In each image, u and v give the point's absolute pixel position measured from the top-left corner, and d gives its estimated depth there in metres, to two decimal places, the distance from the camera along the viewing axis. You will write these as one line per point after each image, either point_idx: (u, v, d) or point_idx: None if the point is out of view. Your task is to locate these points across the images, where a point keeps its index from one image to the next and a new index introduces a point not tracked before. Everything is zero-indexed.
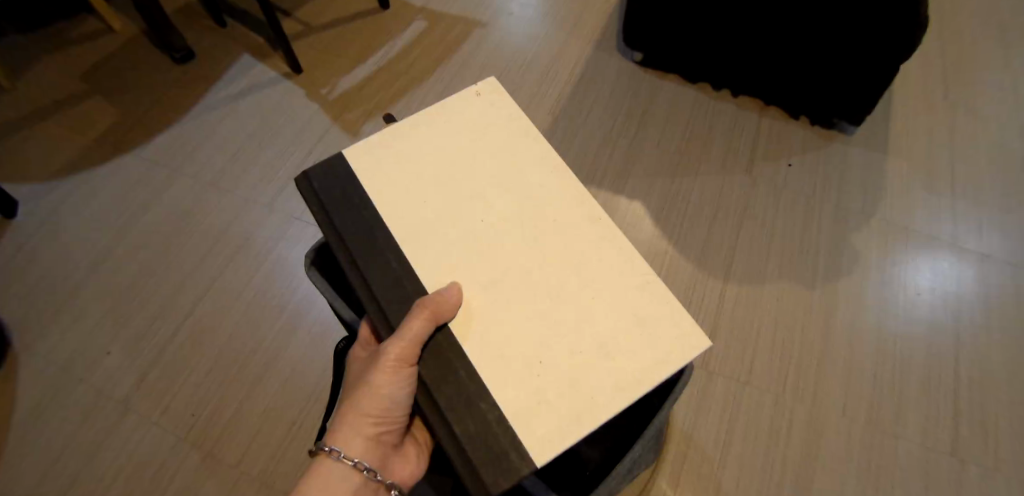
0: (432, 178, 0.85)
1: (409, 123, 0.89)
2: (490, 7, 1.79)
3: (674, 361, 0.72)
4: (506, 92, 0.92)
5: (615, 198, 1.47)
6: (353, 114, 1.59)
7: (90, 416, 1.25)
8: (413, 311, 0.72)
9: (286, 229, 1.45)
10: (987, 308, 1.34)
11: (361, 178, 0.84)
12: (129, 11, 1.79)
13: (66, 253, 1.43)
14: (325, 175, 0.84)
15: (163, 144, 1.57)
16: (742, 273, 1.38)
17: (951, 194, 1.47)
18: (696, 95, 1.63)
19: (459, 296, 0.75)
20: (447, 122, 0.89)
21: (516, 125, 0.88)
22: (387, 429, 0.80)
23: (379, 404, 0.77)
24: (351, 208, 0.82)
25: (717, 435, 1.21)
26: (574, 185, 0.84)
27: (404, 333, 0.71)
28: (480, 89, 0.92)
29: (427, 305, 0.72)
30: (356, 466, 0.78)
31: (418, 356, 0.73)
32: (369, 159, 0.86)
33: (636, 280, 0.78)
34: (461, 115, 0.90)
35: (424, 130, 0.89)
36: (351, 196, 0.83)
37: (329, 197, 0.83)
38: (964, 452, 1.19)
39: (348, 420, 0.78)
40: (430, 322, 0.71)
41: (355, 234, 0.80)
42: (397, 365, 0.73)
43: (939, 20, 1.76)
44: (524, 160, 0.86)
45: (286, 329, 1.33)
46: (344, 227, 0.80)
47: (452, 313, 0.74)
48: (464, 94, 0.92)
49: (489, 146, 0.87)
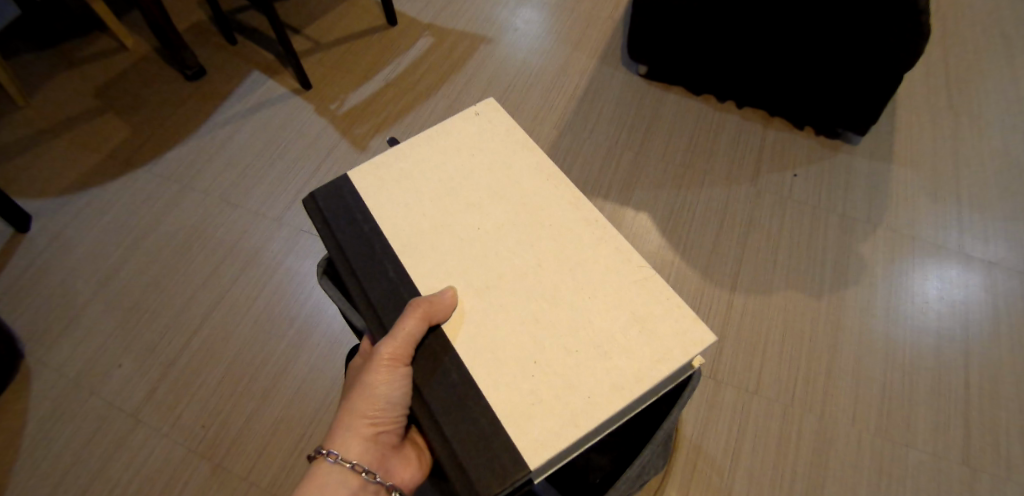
0: (431, 191, 0.86)
1: (409, 145, 0.91)
2: (495, 23, 1.82)
3: (676, 357, 0.72)
4: (502, 108, 0.93)
5: (621, 209, 1.48)
6: (361, 129, 1.61)
7: (101, 428, 1.26)
8: (405, 311, 0.73)
9: (295, 242, 1.46)
10: (996, 314, 1.34)
11: (363, 194, 0.86)
12: (140, 29, 1.83)
13: (77, 267, 1.45)
14: (328, 194, 0.86)
15: (173, 159, 1.59)
16: (748, 283, 1.38)
17: (957, 202, 1.48)
18: (700, 107, 1.64)
19: (453, 300, 0.76)
20: (446, 140, 0.91)
21: (514, 140, 0.90)
22: (384, 430, 0.79)
23: (374, 404, 0.77)
24: (352, 223, 0.84)
25: (727, 445, 1.21)
26: (570, 190, 0.85)
27: (397, 331, 0.72)
28: (478, 109, 0.93)
29: (420, 304, 0.73)
30: (353, 469, 0.77)
31: (411, 355, 0.74)
32: (371, 177, 0.88)
33: (632, 277, 0.78)
34: (458, 133, 0.91)
35: (424, 150, 0.90)
36: (352, 210, 0.85)
37: (331, 213, 0.84)
38: (976, 462, 1.19)
39: (345, 421, 0.78)
40: (423, 320, 0.73)
41: (355, 245, 0.82)
42: (391, 364, 0.73)
43: (941, 31, 1.77)
44: (519, 169, 0.87)
45: (296, 341, 1.34)
46: (344, 238, 0.83)
47: (445, 315, 0.75)
48: (463, 115, 0.93)
49: (486, 160, 0.88)
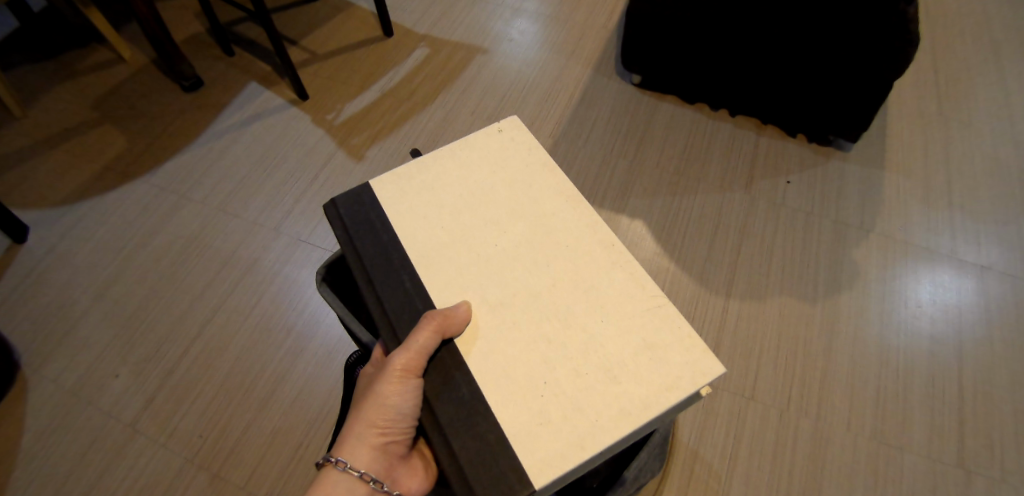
0: (450, 205, 0.87)
1: (432, 156, 0.92)
2: (491, 33, 1.84)
3: (684, 387, 0.72)
4: (525, 128, 0.94)
5: (616, 217, 1.50)
6: (358, 139, 1.62)
7: (98, 439, 1.26)
8: (419, 323, 0.74)
9: (293, 252, 1.47)
10: (988, 317, 1.35)
11: (383, 203, 0.87)
12: (138, 41, 1.84)
13: (75, 278, 1.45)
14: (350, 201, 0.87)
15: (171, 170, 1.60)
16: (743, 289, 1.40)
17: (949, 207, 1.49)
18: (693, 115, 1.66)
19: (468, 313, 0.77)
20: (468, 154, 0.92)
21: (533, 159, 0.91)
22: (393, 440, 0.80)
23: (384, 414, 0.77)
24: (370, 231, 0.85)
25: (723, 450, 1.22)
26: (589, 214, 0.85)
27: (411, 343, 0.73)
28: (502, 127, 0.95)
29: (435, 318, 0.74)
30: (362, 478, 0.77)
31: (423, 367, 0.75)
32: (392, 187, 0.89)
33: (647, 304, 0.78)
34: (481, 149, 0.93)
35: (445, 163, 0.91)
36: (372, 219, 0.86)
37: (352, 219, 0.86)
38: (970, 464, 1.19)
39: (355, 430, 0.79)
40: (436, 334, 0.74)
41: (373, 254, 0.83)
42: (403, 375, 0.74)
43: (930, 37, 1.80)
44: (538, 190, 0.88)
45: (294, 350, 1.35)
46: (363, 246, 0.83)
47: (459, 330, 0.76)
48: (486, 131, 0.95)
49: (505, 178, 0.89)
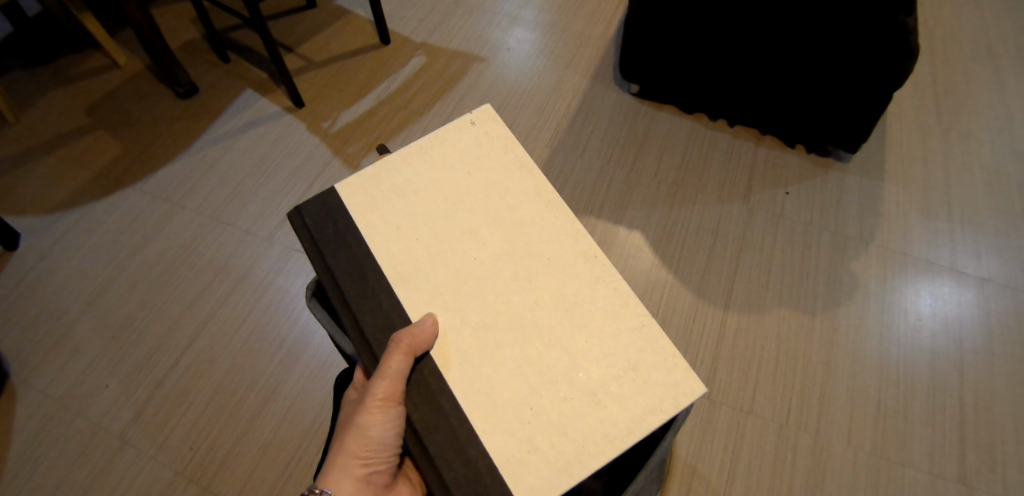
0: (425, 215, 0.85)
1: (402, 156, 0.90)
2: (489, 41, 1.83)
3: (667, 410, 0.71)
4: (501, 120, 0.92)
5: (613, 228, 1.48)
6: (354, 147, 1.61)
7: (86, 452, 1.23)
8: (390, 348, 0.72)
9: (287, 261, 1.45)
10: (989, 331, 1.34)
11: (354, 213, 0.85)
12: (132, 47, 1.83)
13: (65, 286, 1.43)
14: (318, 212, 0.85)
15: (164, 177, 1.59)
16: (742, 301, 1.38)
17: (949, 219, 1.48)
18: (692, 125, 1.65)
19: (434, 326, 0.75)
20: (443, 154, 0.89)
21: (513, 160, 0.89)
22: (376, 469, 0.79)
23: (367, 444, 0.77)
24: (346, 246, 0.83)
25: (721, 466, 1.20)
26: (568, 223, 0.84)
27: (385, 371, 0.72)
28: (475, 117, 0.92)
29: (403, 340, 0.72)
30: None
31: (402, 395, 0.74)
32: (361, 194, 0.86)
33: (630, 321, 0.77)
34: (455, 148, 0.90)
35: (419, 165, 0.89)
36: (345, 236, 0.83)
37: (323, 235, 0.84)
38: (972, 481, 1.18)
39: (338, 461, 0.78)
40: (407, 356, 0.72)
41: (347, 274, 0.81)
42: (383, 405, 0.73)
43: (929, 49, 1.79)
44: (518, 195, 0.86)
45: (286, 361, 1.33)
46: (337, 265, 0.81)
47: (430, 345, 0.74)
48: (459, 124, 0.92)
49: (483, 181, 0.87)
